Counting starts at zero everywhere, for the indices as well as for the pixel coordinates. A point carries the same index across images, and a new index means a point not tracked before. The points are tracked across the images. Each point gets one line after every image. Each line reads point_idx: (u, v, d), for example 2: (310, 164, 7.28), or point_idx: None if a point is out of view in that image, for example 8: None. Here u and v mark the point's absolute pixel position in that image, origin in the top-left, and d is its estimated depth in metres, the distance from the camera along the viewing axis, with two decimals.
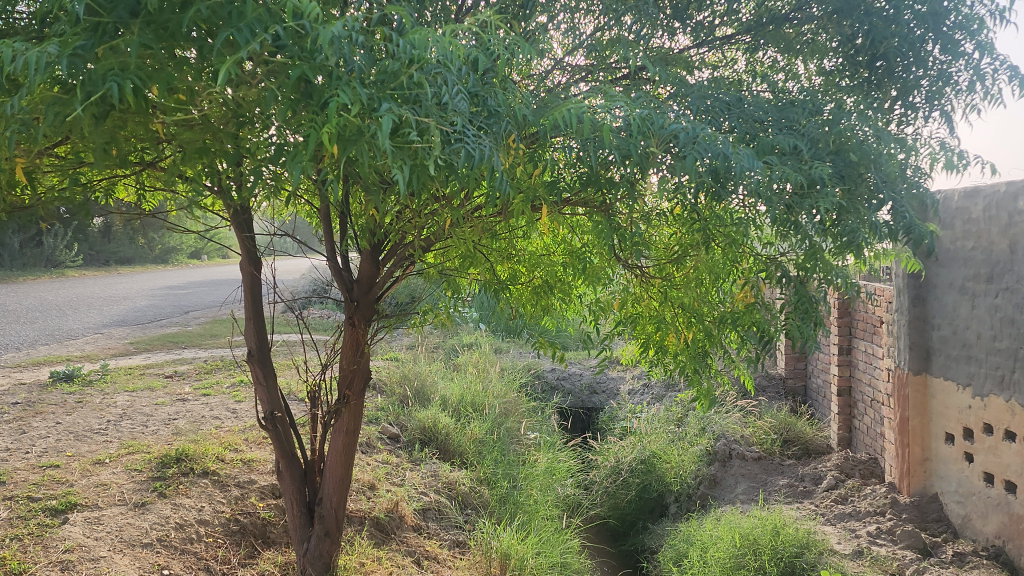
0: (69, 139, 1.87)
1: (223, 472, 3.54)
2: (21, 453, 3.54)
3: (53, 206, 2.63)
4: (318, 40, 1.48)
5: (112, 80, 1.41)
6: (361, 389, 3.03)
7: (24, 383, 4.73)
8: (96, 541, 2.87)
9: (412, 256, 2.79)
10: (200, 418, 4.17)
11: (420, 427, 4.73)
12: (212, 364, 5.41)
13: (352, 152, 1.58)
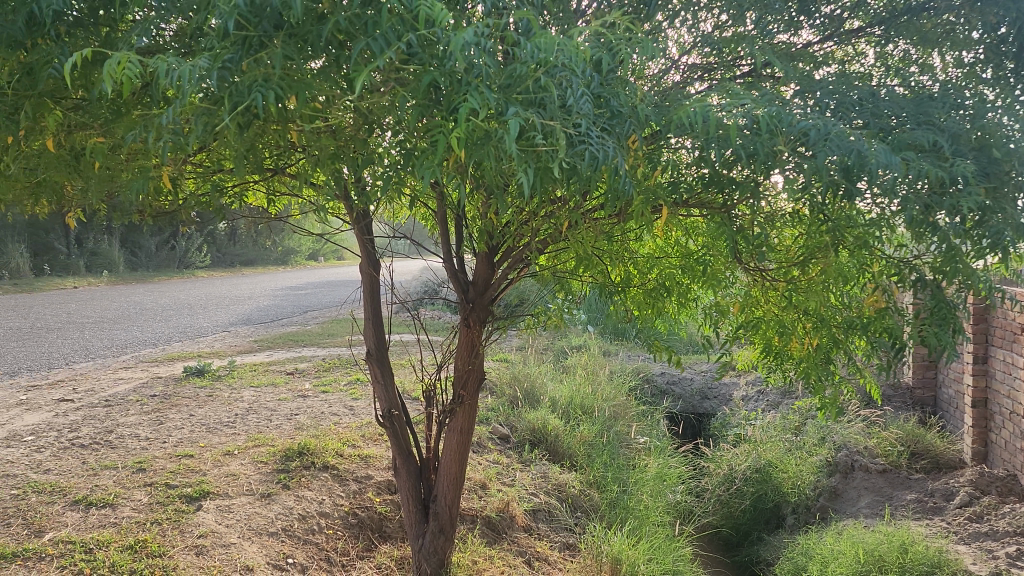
0: (213, 146, 1.99)
1: (342, 467, 3.67)
2: (159, 443, 3.78)
3: (191, 211, 2.79)
4: (448, 47, 1.52)
5: (257, 91, 1.50)
6: (475, 389, 3.08)
7: (160, 377, 5.05)
8: (227, 528, 3.03)
9: (527, 258, 2.80)
10: (321, 414, 4.33)
11: (529, 428, 4.76)
12: (330, 362, 5.62)
13: (479, 156, 1.61)
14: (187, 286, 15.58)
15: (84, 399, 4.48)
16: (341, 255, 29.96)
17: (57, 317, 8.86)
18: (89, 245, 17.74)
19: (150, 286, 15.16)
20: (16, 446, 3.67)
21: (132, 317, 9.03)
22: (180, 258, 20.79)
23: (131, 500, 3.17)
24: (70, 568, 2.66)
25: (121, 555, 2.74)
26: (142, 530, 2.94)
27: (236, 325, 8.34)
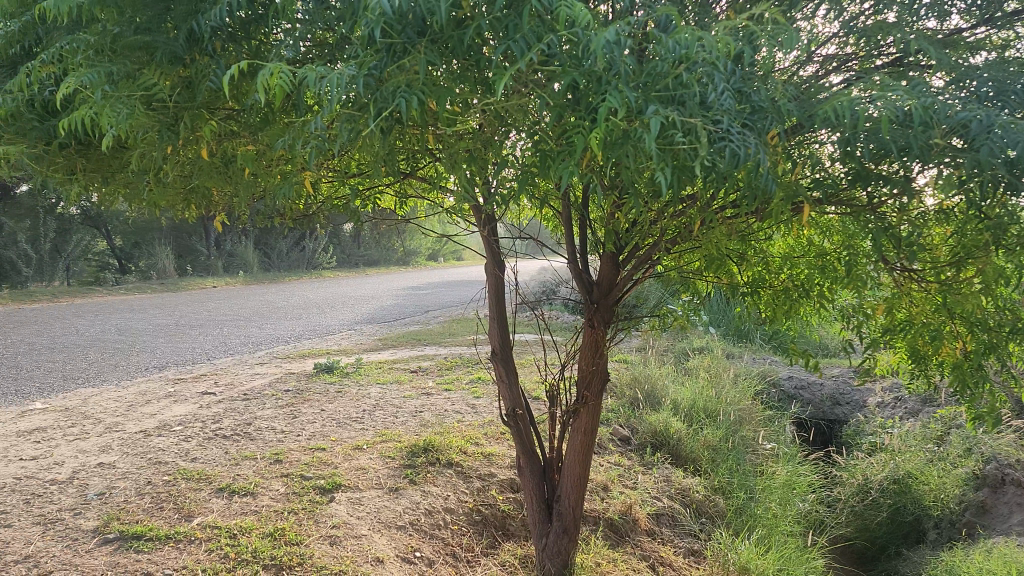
0: (353, 151, 2.06)
1: (465, 464, 3.73)
2: (294, 436, 3.95)
3: (327, 213, 2.90)
4: (588, 46, 1.52)
5: (401, 97, 1.54)
6: (599, 391, 3.04)
7: (293, 372, 5.29)
8: (358, 520, 3.14)
9: (654, 258, 2.75)
10: (444, 411, 4.42)
11: (651, 431, 4.70)
12: (452, 360, 5.73)
13: (619, 156, 1.60)
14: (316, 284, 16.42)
15: (225, 393, 4.75)
16: (458, 253, 30.62)
17: (199, 314, 9.48)
18: (229, 248, 19.89)
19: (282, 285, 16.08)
20: (167, 435, 3.93)
21: (266, 315, 9.55)
22: (307, 259, 21.92)
23: (270, 490, 3.33)
24: (217, 551, 2.83)
25: (262, 542, 2.89)
26: (280, 518, 3.08)
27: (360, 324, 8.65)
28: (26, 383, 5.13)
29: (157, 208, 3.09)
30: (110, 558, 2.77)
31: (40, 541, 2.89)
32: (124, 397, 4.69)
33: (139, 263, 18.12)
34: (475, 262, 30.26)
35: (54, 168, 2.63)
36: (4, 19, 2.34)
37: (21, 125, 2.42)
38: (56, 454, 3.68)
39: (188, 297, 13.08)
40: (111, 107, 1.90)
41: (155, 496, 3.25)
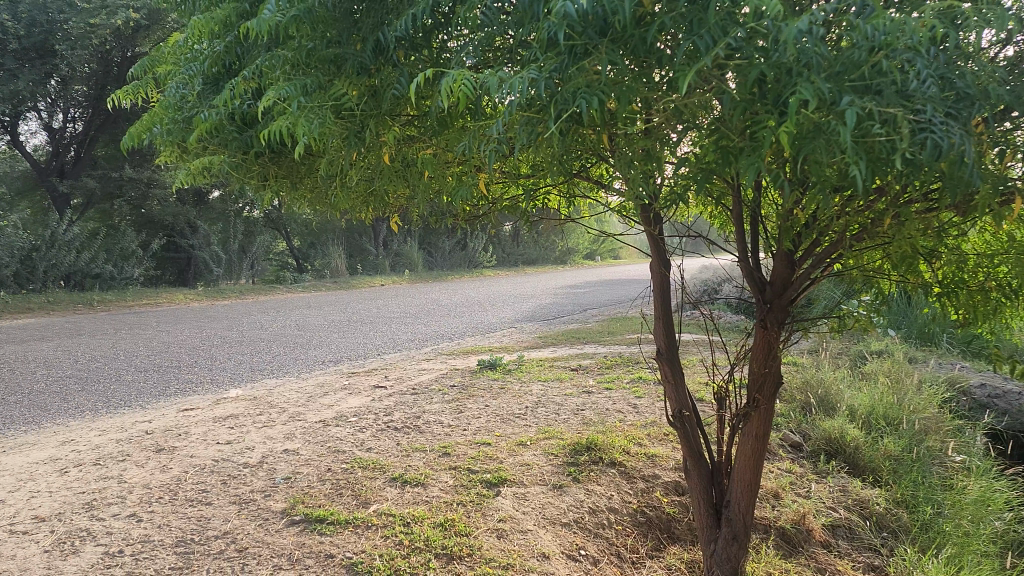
0: (528, 153, 2.09)
1: (629, 464, 3.70)
2: (460, 430, 4.07)
3: (496, 213, 2.96)
4: (777, 38, 1.47)
5: (582, 97, 1.56)
6: (771, 394, 2.91)
7: (459, 368, 5.46)
8: (524, 515, 3.18)
9: (833, 257, 2.60)
10: (606, 410, 4.42)
11: (825, 437, 4.53)
12: (612, 359, 5.70)
13: (806, 150, 1.53)
14: (479, 284, 16.97)
15: (395, 387, 4.97)
16: (615, 251, 30.53)
17: (370, 312, 10.01)
18: (395, 248, 20.93)
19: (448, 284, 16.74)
20: (343, 426, 4.16)
21: (431, 312, 9.93)
22: (468, 258, 22.76)
23: (439, 481, 3.45)
24: (392, 538, 2.96)
25: (433, 531, 3.00)
26: (450, 509, 3.19)
27: (523, 321, 8.81)
28: (219, 374, 5.60)
29: (339, 210, 3.28)
30: (297, 539, 2.97)
31: (236, 519, 3.15)
32: (304, 388, 5.02)
33: (316, 262, 19.68)
34: (632, 262, 30.04)
35: (251, 175, 2.86)
36: (212, 41, 2.56)
37: (223, 137, 2.63)
38: (247, 440, 3.99)
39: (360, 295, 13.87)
40: (305, 117, 2.04)
41: (335, 482, 3.45)
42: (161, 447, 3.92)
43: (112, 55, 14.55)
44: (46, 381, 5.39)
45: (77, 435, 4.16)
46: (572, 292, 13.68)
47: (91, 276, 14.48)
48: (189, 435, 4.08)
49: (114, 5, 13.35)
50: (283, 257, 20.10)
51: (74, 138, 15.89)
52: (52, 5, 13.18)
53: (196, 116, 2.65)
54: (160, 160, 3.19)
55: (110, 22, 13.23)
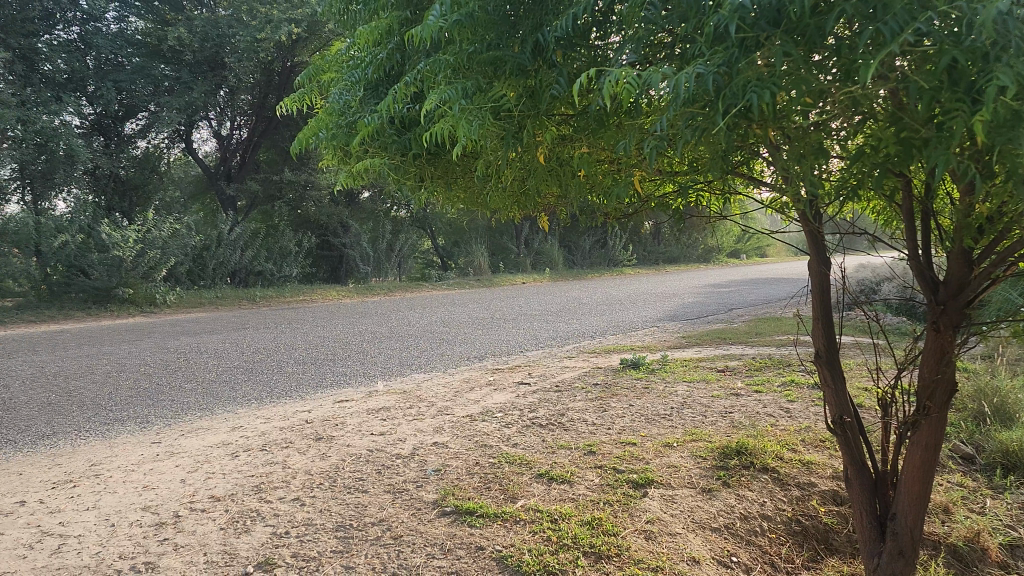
0: (689, 149, 2.05)
1: (782, 470, 3.57)
2: (605, 429, 4.06)
3: (648, 211, 2.94)
4: (974, 21, 1.37)
5: (753, 92, 1.53)
6: (944, 402, 2.71)
7: (602, 367, 5.45)
8: (672, 517, 3.12)
9: (1017, 255, 2.39)
10: (756, 413, 4.27)
11: (1002, 450, 4.18)
12: (762, 361, 5.52)
13: (1001, 142, 1.42)
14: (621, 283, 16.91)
15: (539, 384, 5.02)
16: (760, 249, 29.59)
17: (514, 309, 10.18)
18: (535, 246, 21.24)
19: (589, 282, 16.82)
20: (490, 421, 4.25)
21: (573, 310, 9.98)
22: (608, 256, 22.82)
23: (586, 479, 3.45)
24: (540, 533, 2.99)
25: (581, 529, 3.00)
26: (597, 508, 3.18)
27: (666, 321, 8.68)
28: (371, 367, 5.85)
29: (491, 209, 3.34)
30: (449, 530, 3.05)
31: (391, 507, 3.27)
32: (452, 383, 5.16)
33: (458, 260, 20.24)
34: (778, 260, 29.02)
35: (409, 176, 2.97)
36: (375, 49, 2.68)
37: (384, 140, 2.75)
38: (399, 431, 4.15)
39: (504, 292, 14.15)
40: (466, 119, 2.11)
41: (483, 475, 3.53)
42: (320, 435, 4.14)
43: (274, 65, 15.48)
44: (218, 370, 5.81)
45: (246, 421, 4.46)
46: (718, 291, 13.36)
47: (254, 273, 15.53)
48: (346, 425, 4.28)
49: (278, 19, 14.13)
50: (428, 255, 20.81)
51: (240, 144, 17.06)
52: (223, 21, 14.18)
53: (360, 120, 2.79)
54: (323, 164, 3.37)
55: (275, 35, 14.00)
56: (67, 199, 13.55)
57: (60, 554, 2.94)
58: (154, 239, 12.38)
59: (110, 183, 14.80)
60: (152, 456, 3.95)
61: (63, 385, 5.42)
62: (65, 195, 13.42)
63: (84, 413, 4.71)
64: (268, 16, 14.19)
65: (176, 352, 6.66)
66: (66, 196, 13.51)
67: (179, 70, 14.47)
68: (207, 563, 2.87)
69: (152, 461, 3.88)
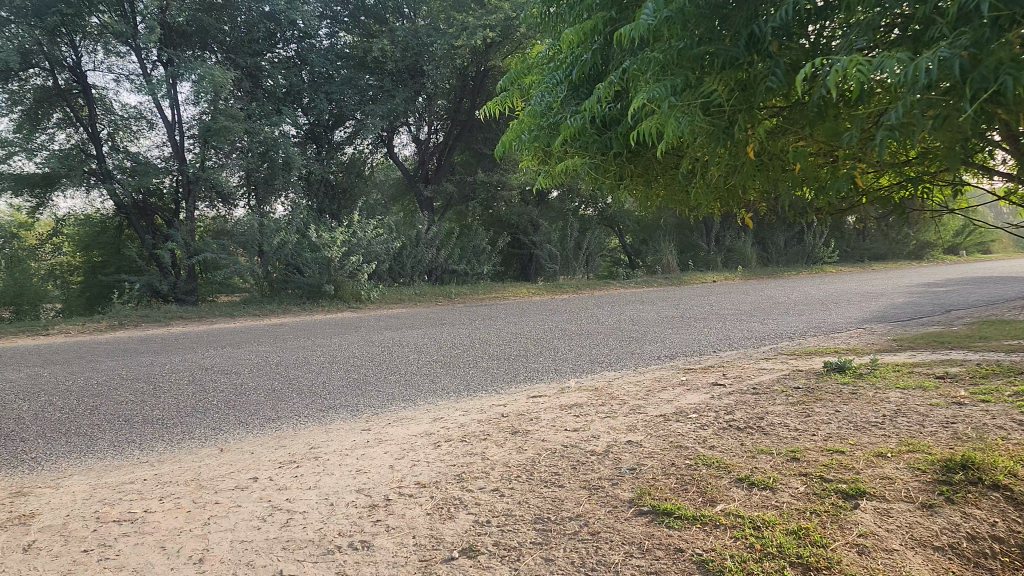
0: (919, 138, 1.93)
1: (1017, 489, 3.22)
2: (808, 435, 3.87)
3: (864, 206, 2.78)
4: None
5: (1006, 74, 1.41)
6: None
7: (802, 370, 5.20)
8: (888, 533, 2.91)
9: None
10: (983, 425, 3.89)
11: None
12: (989, 368, 5.02)
13: None
14: (824, 282, 15.95)
15: (736, 385, 4.87)
16: (983, 243, 26.94)
17: (705, 308, 9.95)
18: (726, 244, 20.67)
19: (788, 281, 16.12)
20: (685, 422, 4.18)
21: (768, 310, 9.62)
22: (807, 254, 21.73)
23: (790, 487, 3.30)
24: (742, 540, 2.90)
25: (787, 538, 2.87)
26: (803, 518, 3.03)
27: (873, 322, 8.12)
28: (563, 364, 5.95)
29: (691, 207, 3.31)
30: (646, 530, 3.03)
31: (588, 503, 3.31)
32: (643, 382, 5.13)
33: (648, 258, 20.05)
34: (1008, 257, 26.18)
35: (609, 175, 2.99)
36: (578, 49, 2.73)
37: (586, 140, 2.80)
38: (593, 428, 4.18)
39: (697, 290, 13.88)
40: (675, 117, 2.11)
41: (680, 477, 3.48)
42: (516, 429, 4.26)
43: (469, 69, 16.05)
44: (418, 363, 6.14)
45: (446, 413, 4.67)
46: (936, 291, 12.26)
47: (449, 271, 16.20)
48: (540, 420, 4.37)
49: (473, 25, 14.49)
50: (615, 253, 20.81)
51: (435, 148, 17.91)
52: (422, 30, 14.77)
53: (562, 121, 2.85)
54: (523, 165, 3.47)
55: (470, 41, 14.39)
56: (285, 203, 14.81)
57: (288, 527, 3.22)
58: (359, 240, 13.22)
59: (321, 188, 16.04)
60: (363, 442, 4.23)
61: (283, 373, 5.95)
62: (283, 199, 14.78)
63: (303, 399, 5.14)
64: (464, 23, 14.52)
65: (379, 346, 7.11)
66: (283, 200, 14.82)
67: (382, 79, 15.39)
68: (416, 545, 3.03)
69: (363, 446, 4.16)
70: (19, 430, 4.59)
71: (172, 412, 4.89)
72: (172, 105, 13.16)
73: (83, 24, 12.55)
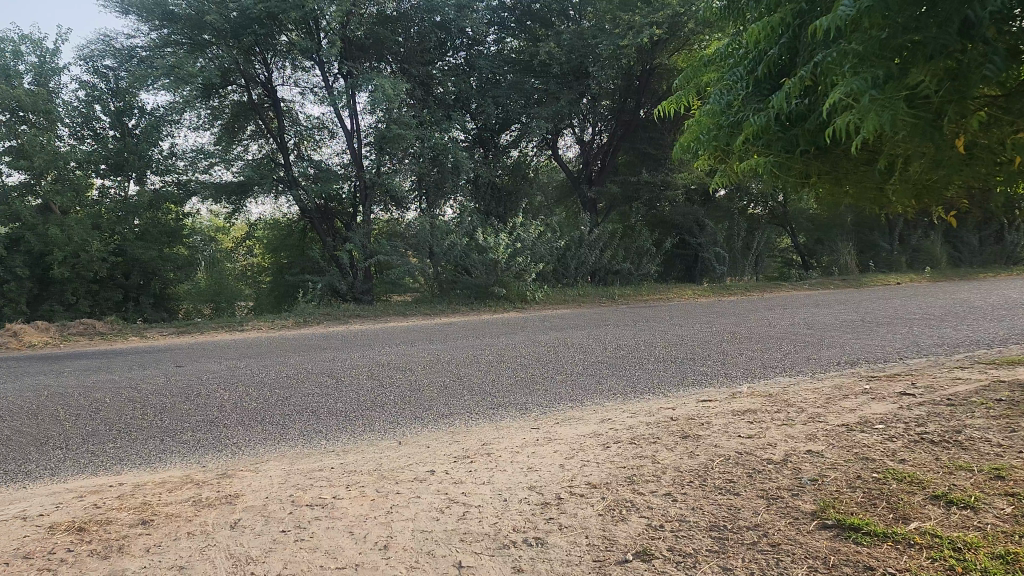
0: None
1: None
2: (1014, 452, 3.53)
3: None
4: None
5: None
6: None
7: (1006, 381, 4.75)
8: None
9: None
10: None
11: None
12: None
13: None
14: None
15: (927, 396, 4.53)
16: None
17: (889, 313, 9.29)
18: (912, 244, 19.19)
19: (986, 283, 14.73)
20: (870, 432, 3.95)
21: (964, 315, 8.83)
22: (1007, 254, 19.75)
23: (994, 508, 3.03)
24: (940, 561, 2.68)
25: (992, 563, 2.63)
26: (1011, 541, 2.77)
27: None
28: (733, 368, 5.78)
29: (882, 205, 3.13)
30: (831, 544, 2.88)
31: (765, 513, 3.20)
32: (823, 389, 4.89)
33: (824, 259, 19.40)
34: None
35: (794, 173, 2.89)
36: (764, 44, 2.66)
37: (772, 139, 2.71)
38: (769, 436, 4.04)
39: (883, 293, 12.98)
40: (877, 111, 2.02)
41: (867, 491, 3.28)
42: (687, 433, 4.18)
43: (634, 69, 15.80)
44: (584, 364, 6.17)
45: (614, 415, 4.67)
46: None
47: (613, 272, 16.17)
48: (712, 425, 4.27)
49: (640, 23, 13.83)
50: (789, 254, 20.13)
51: (600, 148, 18.24)
52: (588, 32, 14.67)
53: (744, 120, 2.78)
54: (700, 164, 3.42)
55: (636, 40, 13.75)
56: (454, 206, 15.20)
57: (464, 520, 3.32)
58: (523, 242, 13.36)
59: (487, 190, 16.46)
60: (534, 440, 4.31)
61: (454, 370, 6.17)
62: (451, 202, 15.21)
63: (474, 397, 5.31)
64: (630, 22, 13.92)
65: (544, 346, 7.21)
66: (452, 203, 15.17)
67: (548, 82, 15.53)
68: (590, 545, 3.05)
69: (533, 445, 4.23)
70: (222, 417, 5.03)
71: (353, 405, 5.18)
72: (351, 115, 13.98)
73: (274, 42, 13.51)
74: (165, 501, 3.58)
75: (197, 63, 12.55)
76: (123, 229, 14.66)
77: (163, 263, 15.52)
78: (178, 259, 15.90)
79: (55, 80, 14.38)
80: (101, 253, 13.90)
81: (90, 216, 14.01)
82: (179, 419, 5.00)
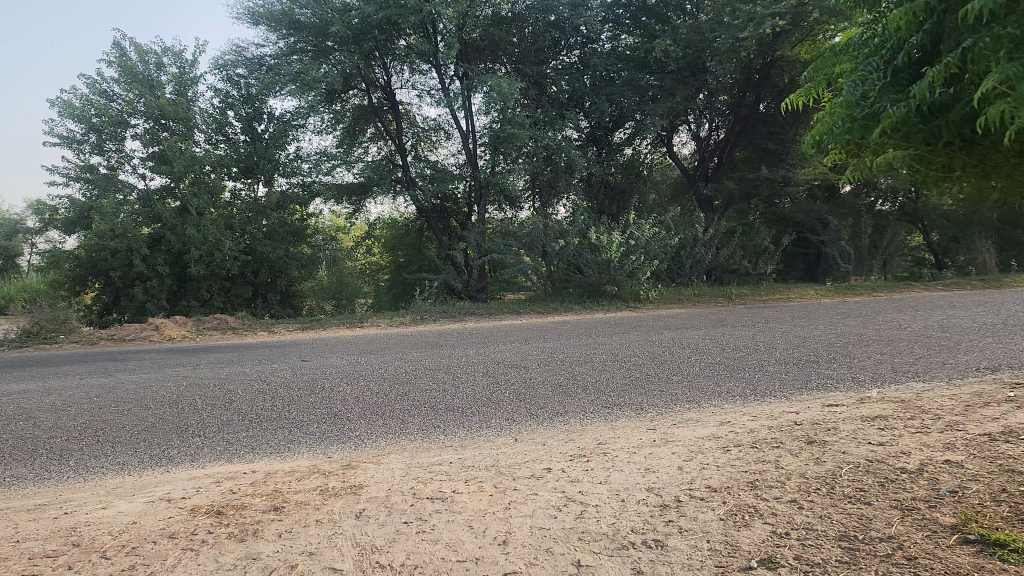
0: None
1: None
2: None
3: None
4: None
5: None
6: None
7: None
8: None
9: None
10: None
11: None
12: None
13: None
14: None
15: None
16: None
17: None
18: None
19: None
20: (1015, 443, 3.69)
21: None
22: None
23: None
24: None
25: None
26: None
27: None
28: (860, 371, 5.54)
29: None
30: (975, 561, 2.71)
31: (900, 525, 3.04)
32: (961, 396, 4.60)
33: (959, 258, 18.22)
34: None
35: (933, 167, 2.75)
36: (904, 31, 2.53)
37: (912, 132, 2.58)
38: (902, 444, 3.84)
39: None
40: None
41: (1014, 505, 3.07)
42: (812, 439, 4.04)
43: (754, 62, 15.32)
44: (701, 365, 6.07)
45: (734, 417, 4.55)
46: None
47: (729, 271, 15.79)
48: (839, 431, 4.10)
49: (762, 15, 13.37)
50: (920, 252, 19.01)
51: (718, 144, 17.90)
52: (705, 26, 14.33)
53: (880, 112, 2.65)
54: (827, 159, 3.29)
55: (757, 33, 13.28)
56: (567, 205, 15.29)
57: (583, 519, 3.32)
58: (637, 241, 13.20)
59: (600, 189, 16.44)
60: (650, 441, 4.26)
61: (570, 368, 6.19)
62: (564, 201, 15.29)
63: (589, 395, 5.30)
64: (751, 14, 13.45)
65: (659, 346, 7.12)
66: (565, 202, 15.24)
67: (663, 78, 15.25)
68: (712, 550, 2.98)
69: (650, 446, 4.18)
70: (344, 410, 5.22)
71: (469, 401, 5.28)
72: (467, 116, 14.23)
73: (393, 47, 13.90)
74: (295, 489, 3.75)
75: (321, 70, 13.07)
76: (253, 229, 15.44)
77: (289, 262, 16.09)
78: (302, 257, 16.42)
79: (193, 89, 15.33)
80: (233, 252, 14.74)
81: (224, 217, 14.89)
82: (305, 411, 5.23)
